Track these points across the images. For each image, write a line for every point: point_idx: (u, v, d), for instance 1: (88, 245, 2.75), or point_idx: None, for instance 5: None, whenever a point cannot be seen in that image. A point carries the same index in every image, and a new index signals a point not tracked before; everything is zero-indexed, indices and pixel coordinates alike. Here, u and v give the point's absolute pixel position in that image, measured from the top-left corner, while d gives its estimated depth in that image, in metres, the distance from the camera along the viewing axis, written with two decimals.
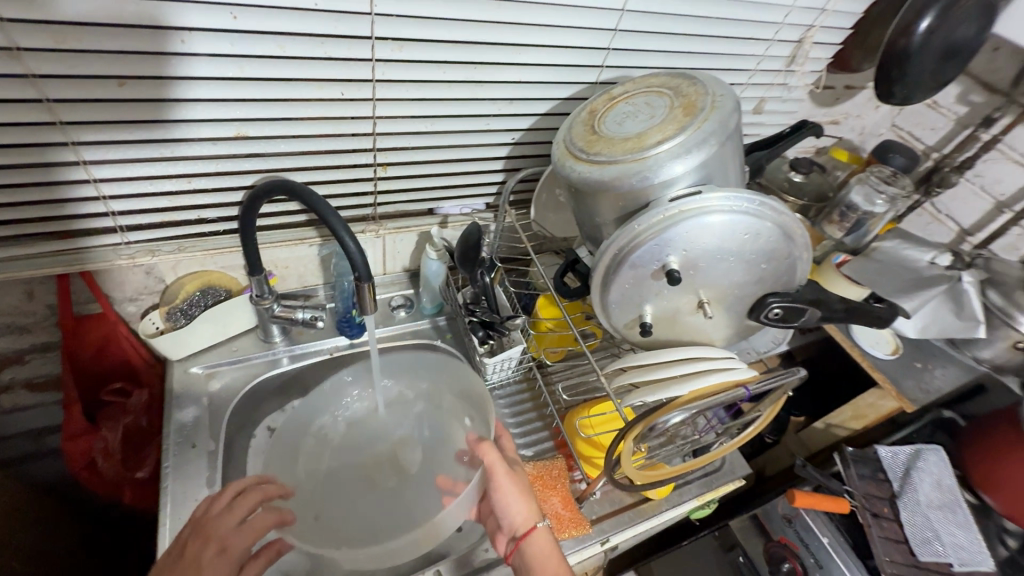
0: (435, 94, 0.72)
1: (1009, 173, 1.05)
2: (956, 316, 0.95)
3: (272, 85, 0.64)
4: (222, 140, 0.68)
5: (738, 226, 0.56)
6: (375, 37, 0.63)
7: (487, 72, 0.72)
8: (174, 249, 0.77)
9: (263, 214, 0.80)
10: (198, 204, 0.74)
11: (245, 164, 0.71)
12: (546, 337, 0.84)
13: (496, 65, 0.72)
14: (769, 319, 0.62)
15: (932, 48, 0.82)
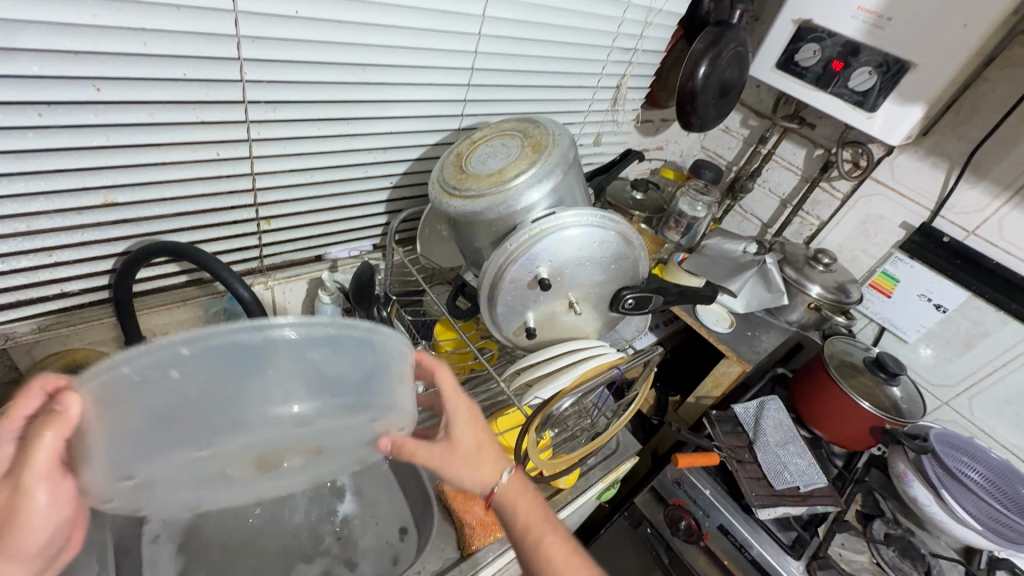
0: (313, 148, 0.77)
1: (785, 177, 1.38)
2: (767, 290, 1.22)
3: (142, 149, 0.64)
4: (87, 209, 0.66)
5: (588, 237, 0.68)
6: (247, 101, 0.67)
7: (360, 126, 0.80)
8: (32, 330, 0.71)
9: (136, 279, 0.77)
10: (58, 277, 0.69)
11: (115, 231, 0.69)
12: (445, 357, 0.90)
13: (366, 118, 0.80)
14: (625, 309, 0.75)
15: (711, 87, 1.06)
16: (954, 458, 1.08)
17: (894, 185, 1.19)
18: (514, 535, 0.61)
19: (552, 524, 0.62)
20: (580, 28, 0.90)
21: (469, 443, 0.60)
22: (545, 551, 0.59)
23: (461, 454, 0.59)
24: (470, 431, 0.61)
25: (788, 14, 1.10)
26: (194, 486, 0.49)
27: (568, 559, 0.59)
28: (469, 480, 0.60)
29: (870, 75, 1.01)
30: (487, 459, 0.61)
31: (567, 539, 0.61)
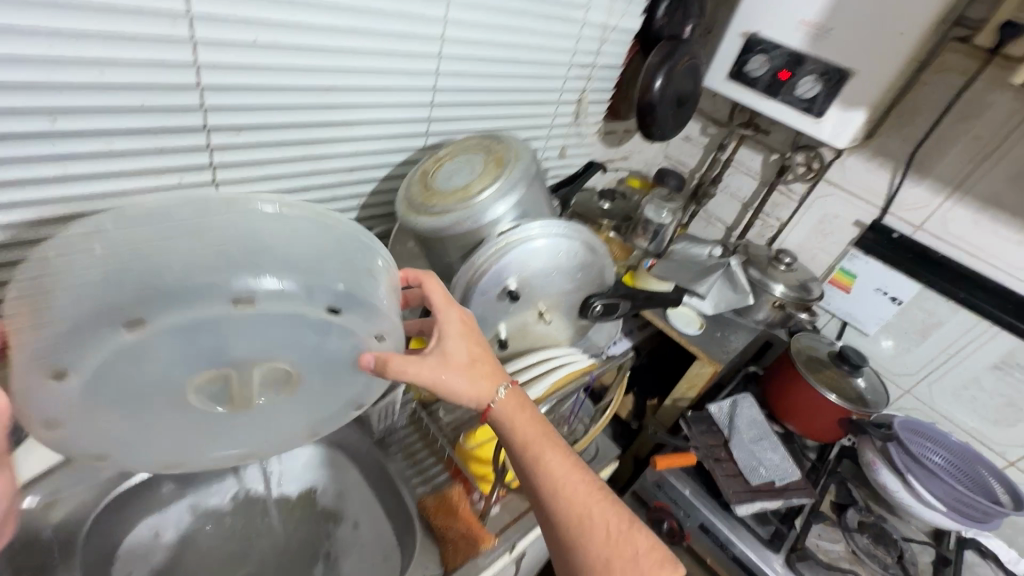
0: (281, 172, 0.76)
1: (744, 182, 1.43)
2: (733, 290, 1.26)
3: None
4: None
5: (553, 248, 0.70)
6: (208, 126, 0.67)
7: (323, 151, 0.78)
8: None
9: None
10: None
11: None
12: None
13: (333, 141, 0.79)
14: (594, 315, 0.77)
15: (668, 98, 1.11)
16: (920, 444, 1.12)
17: (846, 186, 1.25)
18: (514, 451, 0.63)
19: (553, 441, 0.64)
20: (536, 46, 0.94)
21: (462, 353, 0.63)
22: (545, 465, 0.62)
23: (455, 364, 0.62)
24: (460, 340, 0.63)
25: (737, 27, 1.15)
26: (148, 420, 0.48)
27: (566, 473, 0.62)
28: (465, 392, 0.62)
29: (815, 83, 1.07)
30: (481, 373, 0.64)
31: (567, 456, 0.63)
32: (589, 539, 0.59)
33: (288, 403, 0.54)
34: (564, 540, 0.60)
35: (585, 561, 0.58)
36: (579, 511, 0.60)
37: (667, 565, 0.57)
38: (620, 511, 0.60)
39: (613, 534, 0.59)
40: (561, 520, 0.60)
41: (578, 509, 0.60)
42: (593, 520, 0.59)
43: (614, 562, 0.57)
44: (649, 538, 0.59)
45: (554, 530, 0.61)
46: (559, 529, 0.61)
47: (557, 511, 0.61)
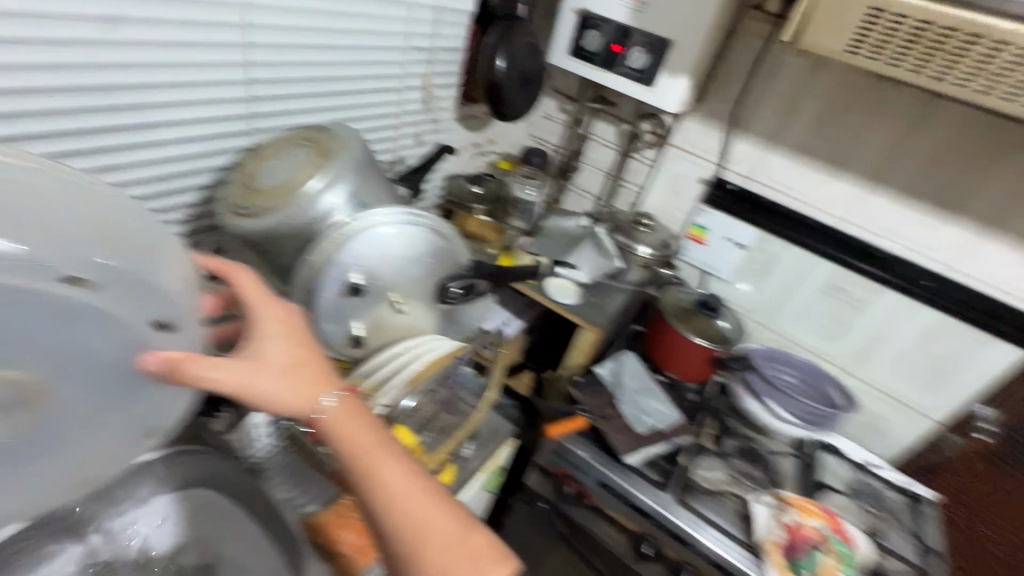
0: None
1: (603, 154, 1.50)
2: (602, 256, 1.32)
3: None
4: None
5: (396, 235, 0.68)
6: None
7: (116, 158, 0.69)
8: None
9: None
10: None
11: None
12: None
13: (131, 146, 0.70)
14: (455, 299, 0.76)
15: (513, 81, 1.15)
16: (773, 368, 1.28)
17: (688, 147, 1.36)
18: (347, 466, 0.56)
19: (388, 448, 0.58)
20: (361, 30, 0.91)
21: (279, 358, 0.56)
22: (380, 477, 0.55)
23: (272, 368, 0.55)
24: (280, 342, 0.56)
25: (569, 4, 1.20)
26: None
27: (409, 486, 0.56)
28: (282, 398, 0.54)
29: (644, 54, 1.15)
30: (303, 379, 0.56)
31: (406, 464, 0.57)
32: (434, 553, 0.53)
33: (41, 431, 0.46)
34: (408, 558, 0.53)
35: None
36: (420, 524, 0.54)
37: (508, 564, 0.55)
38: (462, 517, 0.56)
39: (458, 542, 0.54)
40: (400, 538, 0.53)
41: (421, 523, 0.54)
42: (438, 532, 0.54)
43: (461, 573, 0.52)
44: (490, 538, 0.56)
45: (395, 552, 0.53)
46: (399, 549, 0.53)
47: (398, 528, 0.53)
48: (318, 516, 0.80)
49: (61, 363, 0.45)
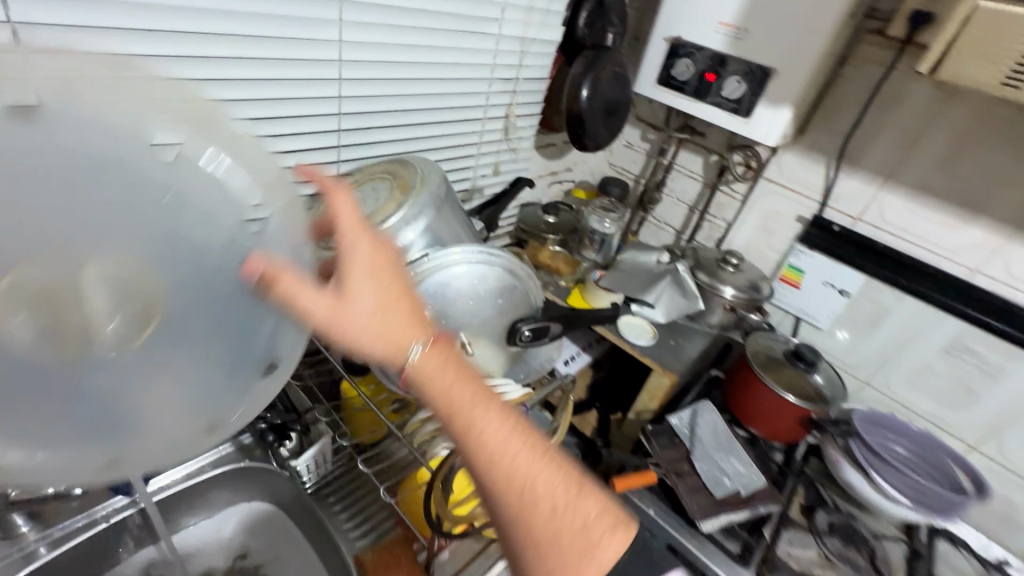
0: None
1: (688, 185, 1.42)
2: (682, 296, 1.22)
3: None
4: None
5: (469, 274, 0.66)
6: None
7: None
8: None
9: None
10: None
11: None
12: (359, 415, 0.82)
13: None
14: (523, 342, 0.72)
15: (597, 109, 1.09)
16: (880, 435, 1.11)
17: (784, 182, 1.24)
18: (447, 418, 0.53)
19: (489, 400, 0.54)
20: (450, 63, 0.92)
21: (373, 295, 0.51)
22: (484, 432, 0.52)
23: (370, 306, 0.50)
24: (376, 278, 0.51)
25: (660, 32, 1.14)
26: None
27: (512, 441, 0.53)
28: (379, 341, 0.50)
29: (740, 83, 1.07)
30: (399, 322, 0.52)
31: (508, 420, 0.54)
32: (539, 515, 0.51)
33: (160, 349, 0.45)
34: (513, 518, 0.52)
35: (533, 538, 0.52)
36: (525, 487, 0.52)
37: (616, 531, 0.53)
38: (567, 477, 0.54)
39: (563, 506, 0.52)
40: (505, 500, 0.52)
41: (528, 480, 0.52)
42: (542, 496, 0.52)
43: (562, 536, 0.51)
44: (596, 499, 0.54)
45: (499, 509, 0.53)
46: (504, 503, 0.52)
47: (502, 489, 0.52)
48: (370, 556, 0.76)
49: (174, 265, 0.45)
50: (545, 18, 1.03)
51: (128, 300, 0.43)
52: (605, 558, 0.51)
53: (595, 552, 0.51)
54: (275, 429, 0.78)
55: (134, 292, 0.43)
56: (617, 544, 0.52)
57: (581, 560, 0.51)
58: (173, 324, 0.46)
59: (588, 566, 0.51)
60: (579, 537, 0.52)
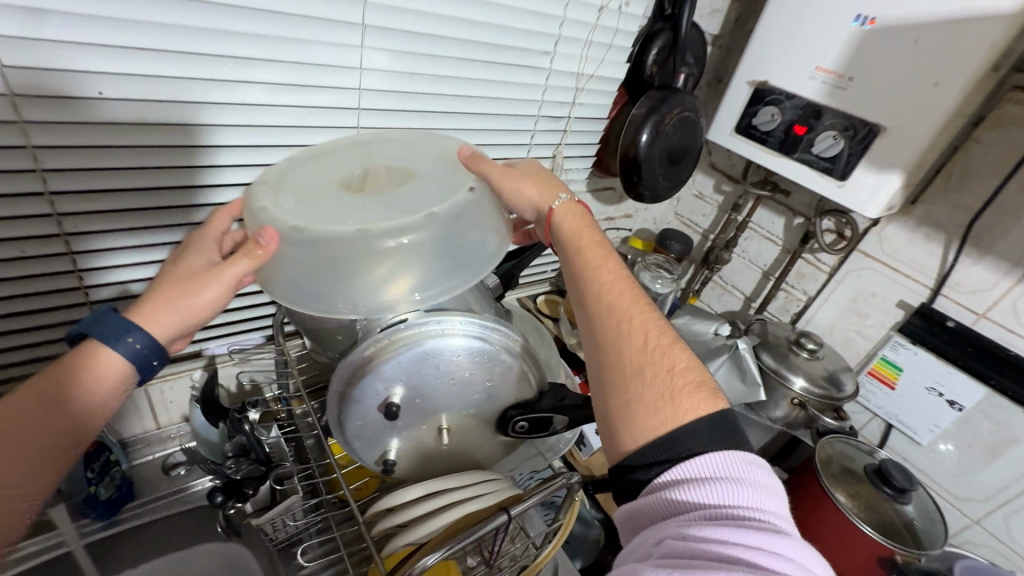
0: (156, 239, 0.67)
1: (764, 248, 1.23)
2: (742, 381, 1.04)
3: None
4: None
5: (458, 349, 0.55)
6: (49, 192, 0.58)
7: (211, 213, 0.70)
8: None
9: None
10: None
11: None
12: (351, 473, 0.74)
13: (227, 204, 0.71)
14: (518, 433, 0.60)
15: (658, 156, 0.96)
16: None
17: (884, 259, 1.03)
18: (570, 261, 0.64)
19: (610, 261, 0.63)
20: (489, 97, 0.85)
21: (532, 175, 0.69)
22: (599, 277, 0.60)
23: (524, 177, 0.67)
24: (534, 170, 0.69)
25: (742, 76, 1.00)
26: (312, 197, 0.55)
27: (625, 295, 0.59)
28: (532, 198, 0.66)
29: (836, 140, 0.89)
30: (545, 194, 0.67)
31: (621, 279, 0.61)
32: (628, 349, 0.54)
33: (410, 195, 0.56)
34: (604, 351, 0.56)
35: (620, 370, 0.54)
36: (622, 324, 0.56)
37: (716, 400, 0.51)
38: (665, 336, 0.55)
39: (655, 351, 0.54)
40: (599, 332, 0.57)
41: (633, 324, 0.56)
42: (637, 333, 0.55)
43: (648, 371, 0.52)
44: (691, 368, 0.53)
45: (602, 347, 0.57)
46: (612, 340, 0.56)
47: (599, 321, 0.58)
48: None
49: (425, 167, 0.61)
50: (606, 54, 0.93)
51: (397, 175, 0.59)
52: (685, 414, 0.49)
53: (677, 400, 0.50)
54: (226, 488, 0.70)
55: (402, 172, 0.59)
56: (700, 407, 0.49)
57: (660, 402, 0.50)
58: (416, 184, 0.58)
59: (664, 410, 0.50)
60: (663, 380, 0.52)
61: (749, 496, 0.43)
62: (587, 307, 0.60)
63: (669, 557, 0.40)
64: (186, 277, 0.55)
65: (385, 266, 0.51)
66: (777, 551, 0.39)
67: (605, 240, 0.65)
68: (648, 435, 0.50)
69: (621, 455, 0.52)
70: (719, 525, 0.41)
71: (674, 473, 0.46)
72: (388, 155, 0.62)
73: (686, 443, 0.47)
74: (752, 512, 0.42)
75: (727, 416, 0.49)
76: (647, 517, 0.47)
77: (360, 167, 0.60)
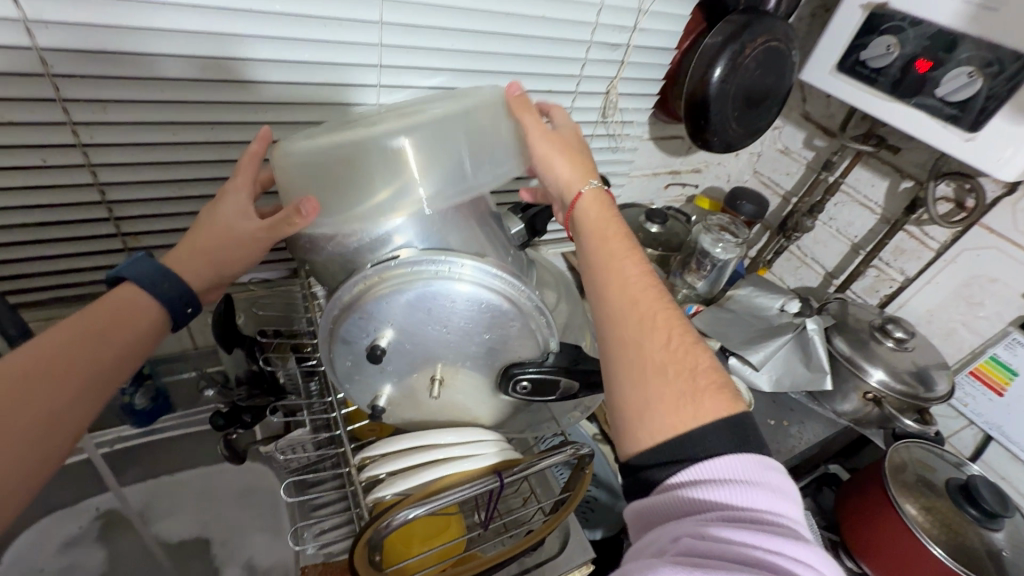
0: (173, 155, 0.66)
1: (858, 216, 1.05)
2: (805, 366, 0.89)
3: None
4: None
5: (452, 296, 0.49)
6: (63, 99, 0.57)
7: (228, 131, 0.67)
8: None
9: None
10: None
11: None
12: (359, 413, 0.72)
13: (240, 124, 0.68)
14: (518, 394, 0.54)
15: (732, 96, 0.82)
16: None
17: (1015, 237, 0.83)
18: (589, 246, 0.55)
19: (632, 246, 0.54)
20: (531, 15, 0.74)
21: (568, 138, 0.60)
22: (620, 259, 0.53)
23: (556, 141, 0.58)
24: (570, 133, 0.61)
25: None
26: (323, 133, 0.52)
27: (648, 281, 0.52)
28: (560, 168, 0.58)
29: (972, 78, 0.70)
30: (576, 161, 0.59)
31: (644, 266, 0.53)
32: (647, 344, 0.47)
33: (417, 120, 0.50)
34: (618, 344, 0.49)
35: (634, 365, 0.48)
36: (641, 317, 0.49)
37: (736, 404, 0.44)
38: (688, 333, 0.48)
39: (678, 348, 0.47)
40: (612, 324, 0.50)
41: (654, 313, 0.49)
42: (658, 327, 0.48)
43: (668, 368, 0.46)
44: (714, 368, 0.47)
45: (617, 333, 0.49)
46: (629, 328, 0.49)
47: (613, 312, 0.50)
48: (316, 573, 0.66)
49: (441, 103, 0.55)
50: None
51: (408, 111, 0.53)
52: (706, 417, 0.43)
53: (699, 401, 0.44)
54: (228, 412, 0.68)
55: (414, 109, 0.53)
56: (724, 408, 0.43)
57: (679, 403, 0.44)
58: (424, 112, 0.52)
59: (682, 413, 0.43)
60: (684, 380, 0.45)
61: (772, 500, 0.39)
62: (602, 294, 0.52)
63: (684, 557, 0.35)
64: (220, 233, 0.53)
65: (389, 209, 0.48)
66: (801, 560, 0.35)
67: (627, 223, 0.56)
68: (660, 437, 0.44)
69: (629, 450, 0.46)
70: (737, 528, 0.36)
71: (689, 472, 0.41)
72: (410, 104, 0.57)
73: (699, 446, 0.42)
74: (773, 517, 0.38)
75: (749, 420, 0.43)
76: (656, 518, 0.42)
77: (377, 114, 0.55)
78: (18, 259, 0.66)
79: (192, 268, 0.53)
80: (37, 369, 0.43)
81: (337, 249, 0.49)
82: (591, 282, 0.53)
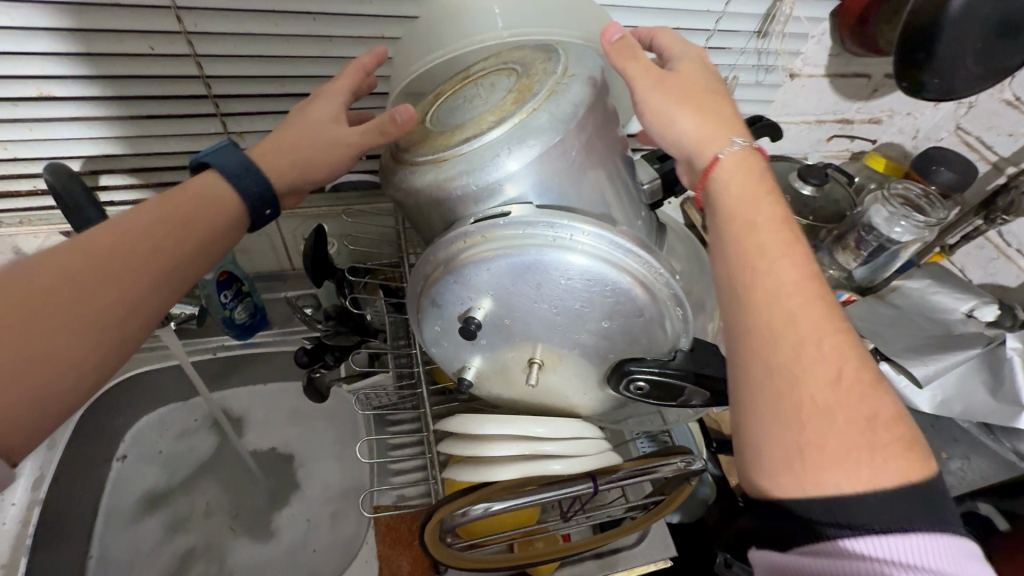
0: (275, 49, 0.59)
1: None
2: (992, 394, 0.70)
3: (44, 33, 0.53)
4: (22, 101, 0.57)
5: (567, 270, 0.39)
6: None
7: (331, 26, 0.59)
8: (16, 222, 0.68)
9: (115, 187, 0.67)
10: (28, 171, 0.63)
11: (66, 130, 0.60)
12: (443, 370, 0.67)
13: (343, 20, 0.59)
14: (631, 392, 0.45)
15: (980, 17, 0.58)
16: None
17: None
18: (731, 233, 0.40)
19: (792, 235, 0.40)
20: None
21: (699, 83, 0.45)
22: (771, 245, 0.39)
23: (687, 90, 0.44)
24: (705, 75, 0.45)
25: None
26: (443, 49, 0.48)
27: (810, 282, 0.38)
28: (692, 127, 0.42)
29: None
30: (719, 118, 0.43)
31: (808, 269, 0.38)
32: (806, 376, 0.34)
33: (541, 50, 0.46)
34: (765, 367, 0.36)
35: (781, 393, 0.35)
36: (802, 338, 0.35)
37: (923, 467, 0.33)
38: (864, 368, 0.35)
39: (850, 389, 0.34)
40: (755, 335, 0.37)
41: (817, 329, 0.36)
42: (823, 357, 0.35)
43: (836, 414, 0.33)
44: (894, 416, 0.35)
45: (764, 344, 0.36)
46: (785, 342, 0.36)
47: (762, 323, 0.36)
48: (388, 516, 0.66)
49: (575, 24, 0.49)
50: None
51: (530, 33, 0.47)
52: (886, 482, 0.32)
53: (877, 463, 0.32)
54: (312, 349, 0.65)
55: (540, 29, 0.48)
56: (915, 477, 0.32)
57: (850, 456, 0.32)
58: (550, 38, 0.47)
59: (845, 470, 0.32)
60: (860, 431, 0.33)
61: None
62: (743, 292, 0.38)
63: None
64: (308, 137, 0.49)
65: (507, 154, 0.38)
66: None
67: (785, 202, 0.41)
68: (810, 496, 0.32)
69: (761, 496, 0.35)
70: None
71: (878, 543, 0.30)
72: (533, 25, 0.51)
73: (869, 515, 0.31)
74: None
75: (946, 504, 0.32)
76: None
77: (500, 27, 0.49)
78: (135, 154, 0.64)
79: (275, 165, 0.48)
80: (126, 244, 0.40)
81: (433, 193, 0.40)
82: (728, 272, 0.39)
